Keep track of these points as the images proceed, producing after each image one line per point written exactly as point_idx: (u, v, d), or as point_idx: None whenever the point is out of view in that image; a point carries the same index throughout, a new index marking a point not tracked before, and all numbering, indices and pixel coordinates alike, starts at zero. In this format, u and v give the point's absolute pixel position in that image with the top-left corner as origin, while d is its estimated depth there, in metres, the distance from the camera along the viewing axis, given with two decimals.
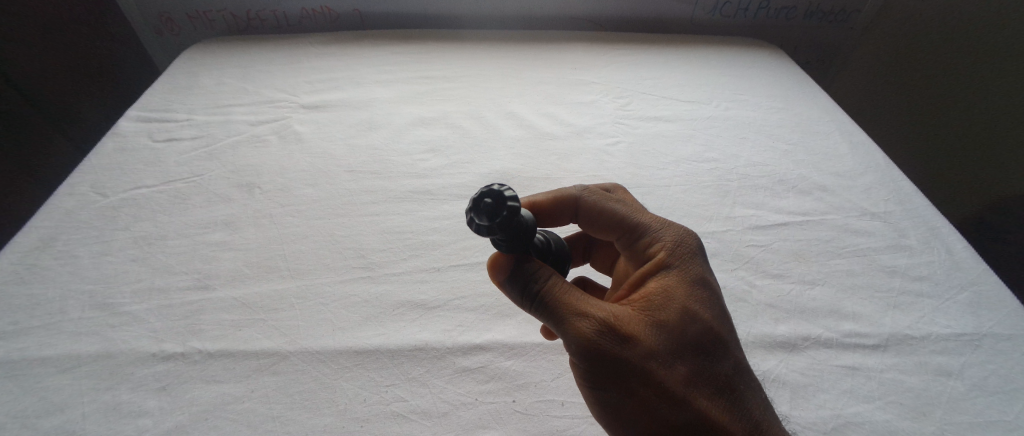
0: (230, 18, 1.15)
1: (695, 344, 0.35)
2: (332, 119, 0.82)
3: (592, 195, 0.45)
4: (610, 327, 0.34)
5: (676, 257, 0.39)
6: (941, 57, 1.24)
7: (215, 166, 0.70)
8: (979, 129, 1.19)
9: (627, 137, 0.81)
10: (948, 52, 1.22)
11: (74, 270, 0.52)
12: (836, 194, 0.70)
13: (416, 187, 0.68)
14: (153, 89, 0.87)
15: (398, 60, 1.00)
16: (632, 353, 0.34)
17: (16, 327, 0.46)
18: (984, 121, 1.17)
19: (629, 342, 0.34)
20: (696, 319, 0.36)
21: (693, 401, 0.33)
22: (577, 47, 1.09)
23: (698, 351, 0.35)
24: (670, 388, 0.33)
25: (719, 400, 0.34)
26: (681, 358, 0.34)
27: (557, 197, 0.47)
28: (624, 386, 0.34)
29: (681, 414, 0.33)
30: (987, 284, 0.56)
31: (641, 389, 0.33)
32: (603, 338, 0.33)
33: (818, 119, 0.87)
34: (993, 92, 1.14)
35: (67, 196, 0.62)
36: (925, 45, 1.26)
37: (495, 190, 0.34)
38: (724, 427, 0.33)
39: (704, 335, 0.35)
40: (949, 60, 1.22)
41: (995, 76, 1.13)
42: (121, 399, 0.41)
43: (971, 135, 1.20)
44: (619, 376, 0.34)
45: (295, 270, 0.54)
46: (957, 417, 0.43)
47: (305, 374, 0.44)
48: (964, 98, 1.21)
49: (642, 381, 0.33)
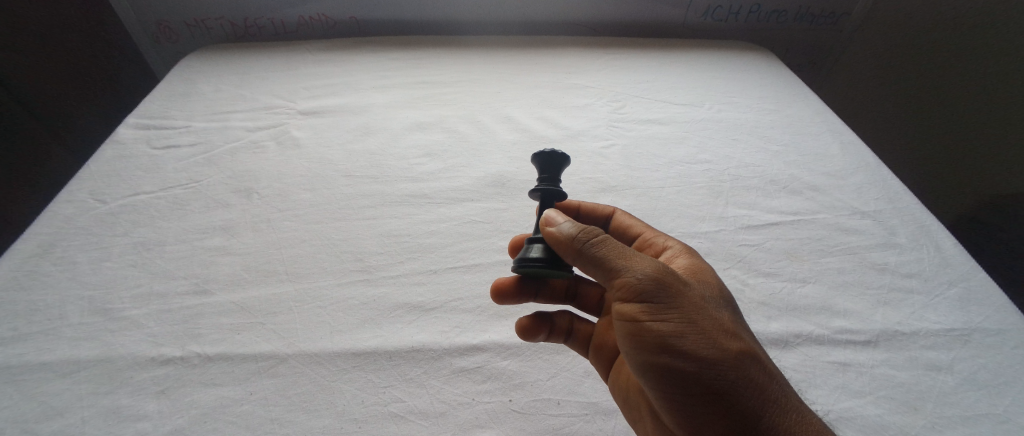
0: (229, 25, 1.17)
1: (726, 301, 0.40)
2: (330, 125, 0.83)
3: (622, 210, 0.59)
4: (667, 266, 0.37)
5: (687, 250, 0.48)
6: (942, 59, 1.23)
7: (214, 171, 0.71)
8: (991, 129, 1.16)
9: (620, 140, 0.82)
10: (943, 52, 1.23)
11: (74, 275, 0.53)
12: (826, 194, 0.71)
13: (414, 191, 0.69)
14: (151, 97, 0.88)
15: (396, 66, 1.02)
16: (687, 289, 0.37)
17: (15, 333, 0.46)
18: (998, 119, 1.14)
19: (683, 281, 0.37)
20: (718, 285, 0.42)
21: (743, 338, 0.36)
22: (572, 51, 1.10)
23: (729, 307, 0.40)
24: (722, 322, 0.36)
25: (757, 344, 0.37)
26: (721, 306, 0.38)
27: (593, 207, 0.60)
28: (685, 317, 0.35)
29: (738, 347, 0.35)
30: (976, 280, 0.57)
31: (700, 320, 0.35)
32: (664, 271, 0.36)
33: (808, 120, 0.89)
34: (997, 92, 1.13)
35: (66, 203, 0.62)
36: (925, 48, 1.26)
37: (539, 156, 0.52)
38: (767, 364, 0.35)
39: (730, 299, 0.41)
40: (950, 62, 1.22)
41: (1003, 75, 1.12)
42: (119, 403, 0.41)
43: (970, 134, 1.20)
44: (681, 307, 0.35)
45: (294, 274, 0.55)
46: (948, 410, 0.43)
47: (303, 375, 0.44)
48: (967, 100, 1.20)
49: (700, 312, 0.35)
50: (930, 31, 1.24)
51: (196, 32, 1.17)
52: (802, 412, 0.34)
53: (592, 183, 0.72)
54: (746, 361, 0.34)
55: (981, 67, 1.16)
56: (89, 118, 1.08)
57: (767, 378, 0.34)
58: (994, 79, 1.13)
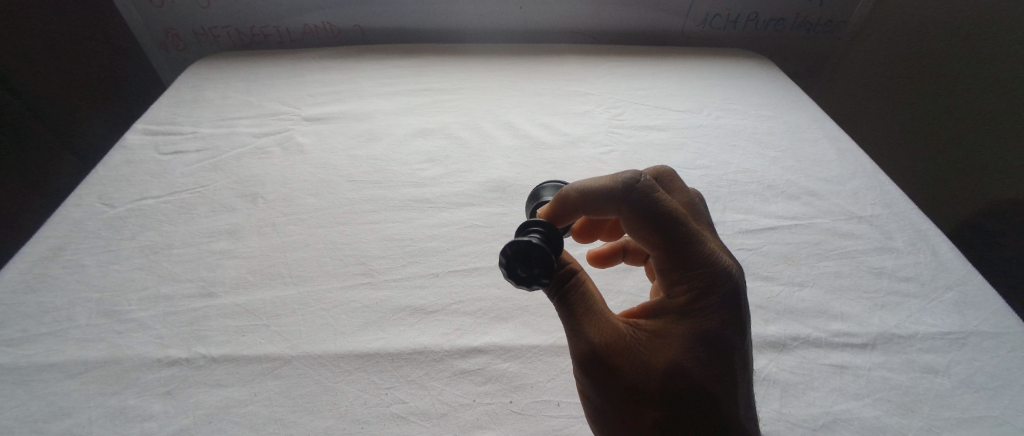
0: (236, 34, 1.20)
1: (683, 392, 0.33)
2: (333, 131, 0.84)
3: (644, 193, 0.36)
4: (601, 353, 0.34)
5: (697, 302, 0.35)
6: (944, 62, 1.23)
7: (220, 177, 0.72)
8: (986, 127, 1.16)
9: (619, 146, 0.83)
10: (936, 52, 1.24)
11: (82, 278, 0.54)
12: (823, 199, 0.72)
13: (416, 195, 0.70)
14: (159, 103, 0.89)
15: (399, 73, 1.03)
16: (613, 380, 0.34)
17: (25, 334, 0.47)
18: (993, 117, 1.15)
19: (615, 372, 0.34)
20: (692, 373, 0.33)
21: None
22: (573, 58, 1.12)
23: (681, 401, 0.33)
24: (643, 419, 0.34)
25: None
26: (661, 404, 0.33)
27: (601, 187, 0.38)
28: (601, 402, 0.35)
29: None
30: (972, 284, 0.57)
31: (615, 410, 0.35)
32: (590, 360, 0.34)
33: (805, 127, 0.90)
34: (994, 100, 1.14)
35: (75, 207, 0.64)
36: (918, 49, 1.28)
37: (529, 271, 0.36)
38: None
39: (695, 394, 0.33)
40: (951, 69, 1.22)
41: (996, 73, 1.12)
42: (127, 403, 0.42)
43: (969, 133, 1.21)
44: (601, 393, 0.35)
45: (298, 277, 0.56)
46: (944, 413, 0.44)
47: (306, 377, 0.45)
48: (963, 101, 1.21)
49: (618, 405, 0.34)
50: (920, 32, 1.26)
51: (203, 39, 1.21)
52: None
53: None
54: None
55: (974, 67, 1.17)
56: (97, 121, 1.10)
57: None
58: (988, 78, 1.14)
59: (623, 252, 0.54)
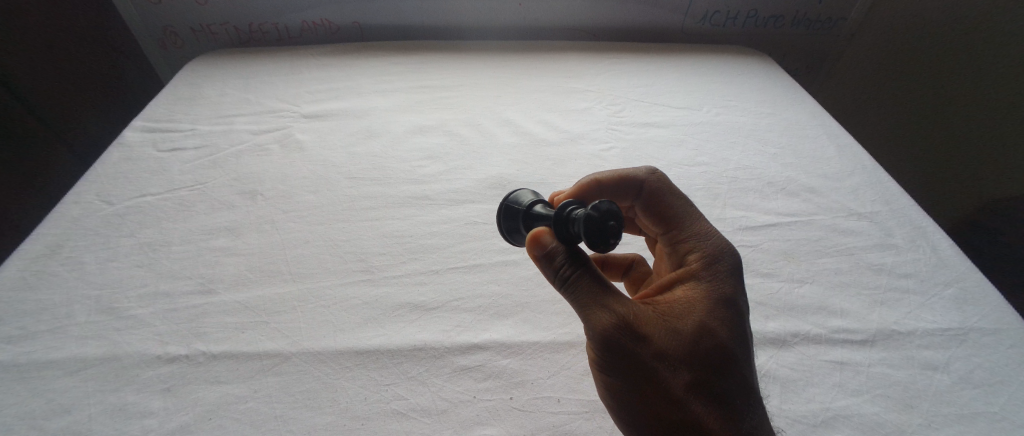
0: (233, 31, 1.19)
1: (709, 354, 0.33)
2: (332, 128, 0.84)
3: (659, 180, 0.47)
4: (630, 321, 0.33)
5: (709, 268, 0.39)
6: (942, 61, 1.23)
7: (219, 174, 0.72)
8: (989, 128, 1.17)
9: (619, 143, 0.83)
10: (937, 53, 1.24)
11: (81, 275, 0.54)
12: (823, 196, 0.72)
13: (416, 192, 0.70)
14: (157, 100, 0.89)
15: (397, 70, 1.03)
16: (643, 351, 0.33)
17: (24, 331, 0.47)
18: (999, 117, 1.15)
19: (645, 340, 0.33)
20: (715, 336, 0.34)
21: (694, 411, 0.32)
22: (572, 55, 1.11)
23: (707, 364, 0.33)
24: (672, 390, 0.33)
25: (721, 420, 0.32)
26: (689, 369, 0.33)
27: (623, 177, 0.48)
28: (629, 379, 0.33)
29: (679, 409, 0.32)
30: (971, 280, 0.57)
31: (645, 385, 0.33)
32: (620, 332, 0.33)
33: (805, 124, 0.90)
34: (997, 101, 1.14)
35: (73, 204, 0.63)
36: (920, 48, 1.27)
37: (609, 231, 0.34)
38: None
39: (719, 355, 0.33)
40: (952, 69, 1.21)
41: (1000, 74, 1.12)
42: (127, 401, 0.42)
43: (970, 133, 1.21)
44: (631, 370, 0.33)
45: (297, 274, 0.55)
46: (943, 408, 0.44)
47: (306, 374, 0.45)
48: (965, 101, 1.21)
49: (648, 378, 0.33)
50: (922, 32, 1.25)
51: (200, 37, 1.20)
52: None
53: None
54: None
55: (977, 68, 1.16)
56: (94, 119, 1.10)
57: None
58: (991, 78, 1.14)
59: (602, 265, 0.54)
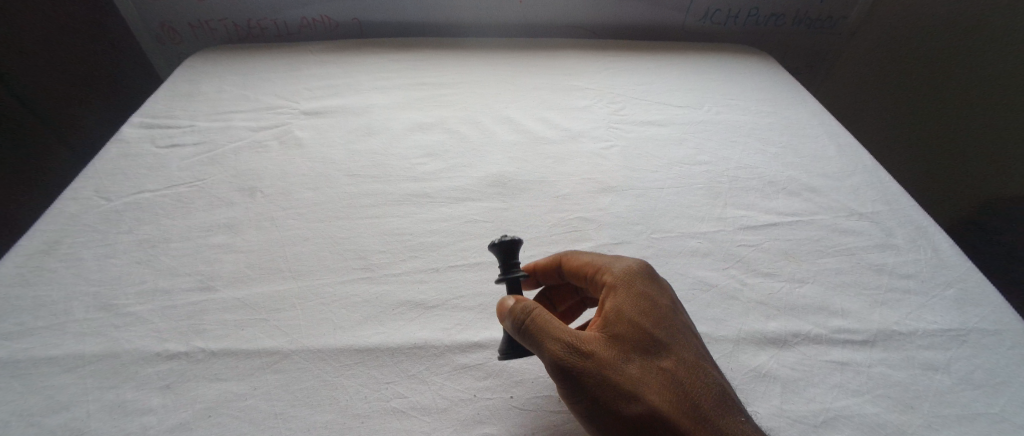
0: (231, 27, 1.17)
1: (649, 348, 0.38)
2: (332, 125, 0.83)
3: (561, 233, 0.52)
4: (580, 345, 0.37)
5: (627, 277, 0.43)
6: (942, 60, 1.23)
7: (217, 170, 0.72)
8: (988, 128, 1.17)
9: (620, 141, 0.82)
10: (938, 52, 1.24)
11: (79, 272, 0.53)
12: (824, 195, 0.72)
13: (416, 190, 0.70)
14: (155, 97, 0.88)
15: (397, 67, 1.02)
16: (600, 367, 0.36)
17: (22, 328, 0.47)
18: (997, 117, 1.15)
19: (598, 357, 0.36)
20: (649, 332, 0.39)
21: (658, 405, 0.35)
22: (572, 53, 1.11)
23: (651, 358, 0.38)
24: (636, 394, 0.35)
25: (679, 401, 0.36)
26: (639, 368, 0.37)
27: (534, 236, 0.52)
28: (599, 398, 0.35)
29: (649, 408, 0.35)
30: (971, 281, 0.57)
31: (614, 399, 0.35)
32: (575, 358, 0.36)
33: (805, 123, 0.90)
34: (996, 101, 1.14)
35: (71, 200, 0.63)
36: (920, 47, 1.27)
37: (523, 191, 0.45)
38: (684, 424, 0.35)
39: (655, 347, 0.38)
40: (952, 68, 1.21)
41: (1000, 74, 1.12)
42: (125, 398, 0.41)
43: (969, 133, 1.21)
44: (597, 389, 0.35)
45: (297, 271, 0.55)
46: (943, 409, 0.44)
47: (307, 371, 0.44)
48: (964, 101, 1.21)
49: (613, 391, 0.35)
50: (923, 31, 1.25)
51: (199, 33, 1.18)
52: None
53: (593, 183, 0.73)
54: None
55: (977, 67, 1.17)
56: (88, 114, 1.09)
57: None
58: (990, 78, 1.14)
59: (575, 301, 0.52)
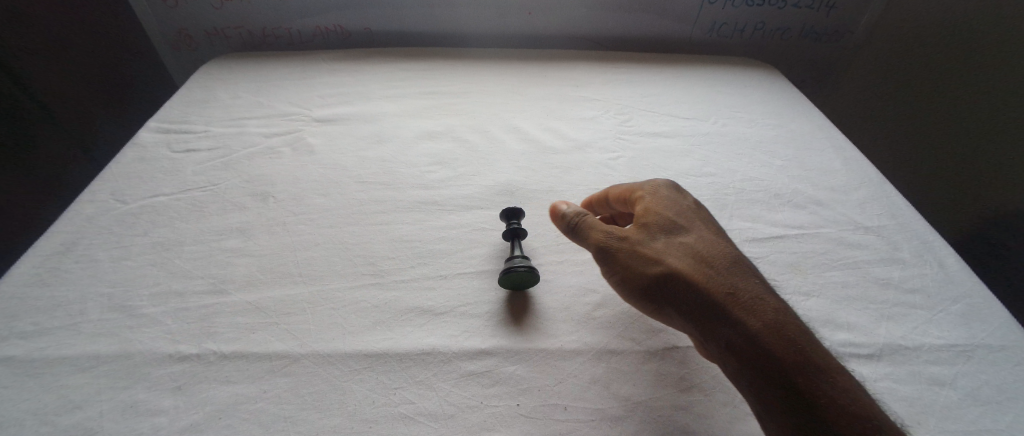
0: (247, 35, 1.19)
1: (671, 229, 0.48)
2: (344, 132, 0.85)
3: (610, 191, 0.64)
4: (613, 233, 0.49)
5: (651, 189, 0.54)
6: (955, 70, 1.22)
7: (231, 175, 0.73)
8: (995, 139, 1.16)
9: (627, 152, 0.83)
10: (950, 61, 1.23)
11: (95, 273, 0.54)
12: (830, 209, 0.72)
13: (425, 197, 0.71)
14: (170, 102, 0.90)
15: (407, 76, 1.04)
16: (629, 245, 0.47)
17: (38, 328, 0.47)
18: (1006, 128, 1.13)
19: (629, 238, 0.48)
20: (667, 221, 0.49)
21: (677, 263, 0.45)
22: (580, 64, 1.12)
23: (675, 237, 0.48)
24: (664, 258, 0.45)
25: (691, 262, 0.45)
26: (660, 242, 0.47)
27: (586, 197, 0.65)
28: (631, 266, 0.46)
29: (675, 266, 0.44)
30: (978, 296, 0.57)
31: (644, 264, 0.46)
32: (606, 239, 0.48)
33: (811, 136, 0.90)
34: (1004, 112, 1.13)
35: (88, 203, 0.64)
36: (934, 56, 1.27)
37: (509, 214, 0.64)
38: (705, 277, 0.43)
39: (672, 229, 0.48)
40: (964, 78, 1.21)
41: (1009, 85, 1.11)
42: (137, 399, 0.42)
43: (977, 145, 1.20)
44: (630, 261, 0.46)
45: (307, 276, 0.56)
46: (950, 425, 0.43)
47: (316, 375, 0.45)
48: (975, 111, 1.20)
49: (641, 258, 0.46)
50: (937, 40, 1.25)
51: (215, 40, 1.19)
52: (749, 306, 0.41)
53: (599, 193, 0.74)
54: (692, 286, 0.43)
55: (988, 77, 1.16)
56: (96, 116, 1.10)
57: (716, 292, 0.42)
58: (1000, 89, 1.13)
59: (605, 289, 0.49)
